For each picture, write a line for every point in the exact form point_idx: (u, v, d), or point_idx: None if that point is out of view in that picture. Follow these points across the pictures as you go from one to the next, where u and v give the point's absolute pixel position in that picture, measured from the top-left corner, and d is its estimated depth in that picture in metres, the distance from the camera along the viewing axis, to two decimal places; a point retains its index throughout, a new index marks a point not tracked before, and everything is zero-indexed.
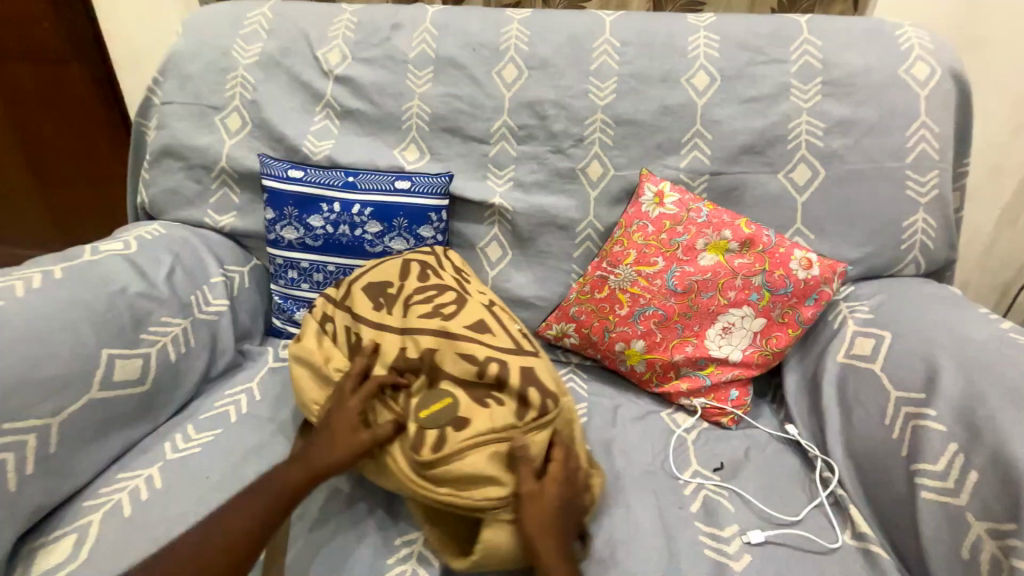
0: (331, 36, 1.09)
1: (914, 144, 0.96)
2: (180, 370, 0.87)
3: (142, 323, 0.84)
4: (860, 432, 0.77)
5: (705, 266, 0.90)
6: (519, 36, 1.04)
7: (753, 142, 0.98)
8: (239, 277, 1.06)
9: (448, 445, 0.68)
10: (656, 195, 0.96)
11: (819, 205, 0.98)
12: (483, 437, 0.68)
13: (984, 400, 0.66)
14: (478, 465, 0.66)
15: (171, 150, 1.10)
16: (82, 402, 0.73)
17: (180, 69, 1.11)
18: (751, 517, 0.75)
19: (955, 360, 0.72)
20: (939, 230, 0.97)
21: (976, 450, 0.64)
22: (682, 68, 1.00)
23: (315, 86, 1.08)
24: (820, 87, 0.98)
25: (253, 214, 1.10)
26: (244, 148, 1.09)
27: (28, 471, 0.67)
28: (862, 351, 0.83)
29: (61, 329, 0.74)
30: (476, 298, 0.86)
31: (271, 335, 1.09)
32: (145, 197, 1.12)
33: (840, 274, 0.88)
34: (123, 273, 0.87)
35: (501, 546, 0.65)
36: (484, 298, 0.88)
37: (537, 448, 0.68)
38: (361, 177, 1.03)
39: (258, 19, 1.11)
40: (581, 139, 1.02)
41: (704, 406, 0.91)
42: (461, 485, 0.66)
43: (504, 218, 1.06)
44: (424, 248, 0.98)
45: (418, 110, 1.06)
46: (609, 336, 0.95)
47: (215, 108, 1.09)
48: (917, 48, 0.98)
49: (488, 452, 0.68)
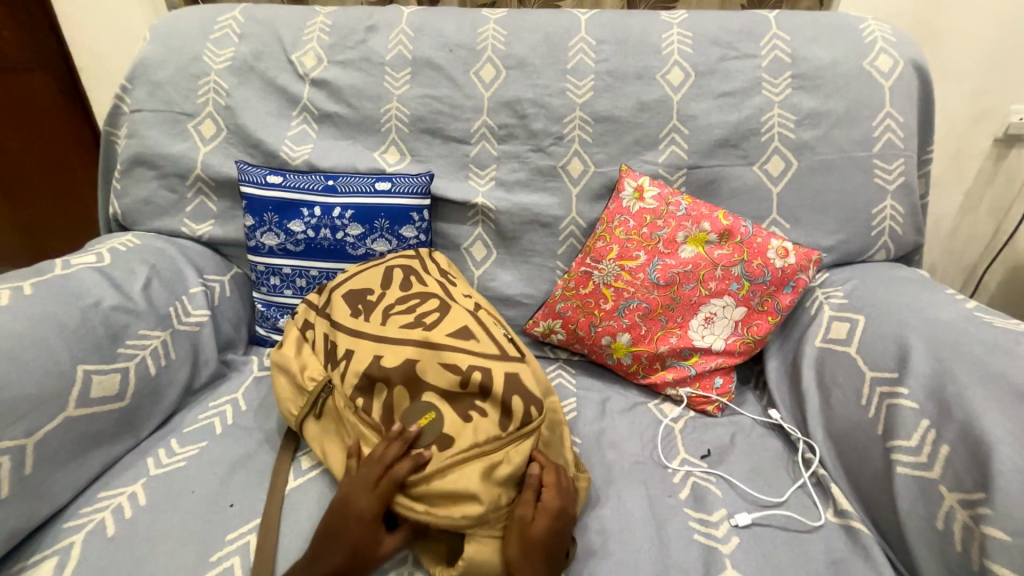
0: (305, 39, 1.07)
1: (881, 133, 1.00)
2: (161, 384, 0.85)
3: (119, 337, 0.82)
4: (838, 412, 0.80)
5: (686, 259, 0.92)
6: (495, 35, 1.05)
7: (728, 135, 1.01)
8: (219, 286, 1.04)
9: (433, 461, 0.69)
10: (636, 190, 0.98)
11: (793, 195, 1.01)
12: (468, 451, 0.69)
13: (952, 376, 0.69)
14: (461, 481, 0.67)
15: (143, 159, 1.07)
16: (58, 420, 0.71)
17: (150, 76, 1.08)
18: (738, 501, 0.77)
19: (926, 340, 0.75)
20: (906, 216, 1.01)
21: (946, 426, 0.66)
22: (657, 64, 1.02)
23: (291, 90, 1.07)
24: (790, 81, 1.01)
25: (232, 222, 1.08)
26: (219, 155, 1.07)
27: (4, 494, 0.65)
28: (838, 335, 0.86)
29: (33, 345, 0.72)
30: (460, 304, 0.86)
31: (255, 344, 1.08)
32: (117, 207, 1.09)
33: (815, 261, 0.91)
34: (97, 286, 0.85)
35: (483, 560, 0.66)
36: (469, 302, 0.88)
37: (522, 460, 0.70)
38: (341, 180, 1.02)
39: (230, 23, 1.09)
40: (561, 137, 1.03)
41: (689, 396, 0.93)
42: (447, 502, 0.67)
43: (487, 218, 1.06)
44: (408, 251, 0.98)
45: (396, 112, 1.06)
46: (596, 330, 0.96)
47: (188, 115, 1.07)
48: (880, 41, 1.01)
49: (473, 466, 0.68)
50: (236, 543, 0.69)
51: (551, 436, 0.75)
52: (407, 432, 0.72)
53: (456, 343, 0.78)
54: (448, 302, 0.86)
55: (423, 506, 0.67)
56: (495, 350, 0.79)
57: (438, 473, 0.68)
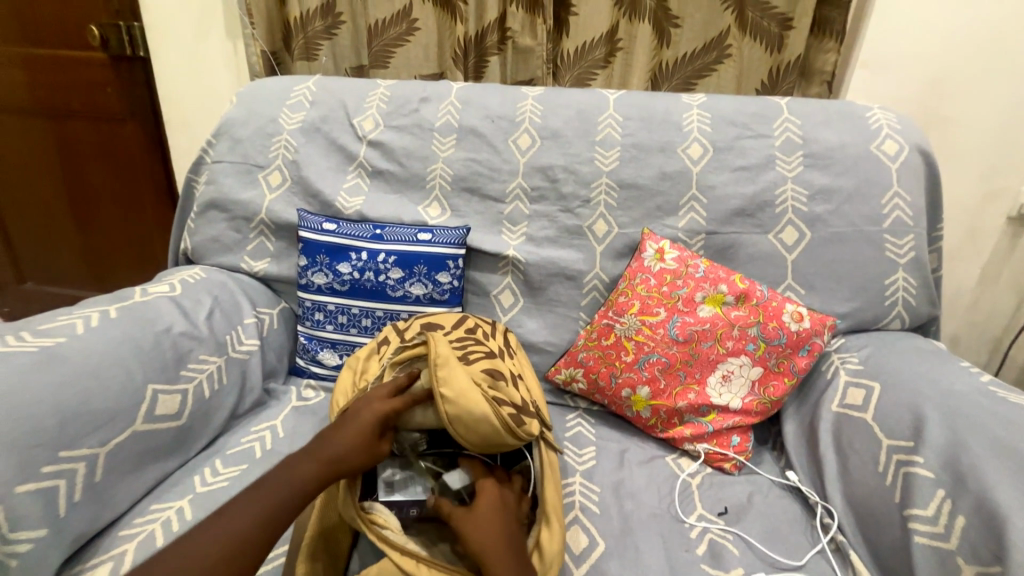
0: (367, 106, 1.23)
1: (889, 211, 1.07)
2: (212, 406, 0.93)
3: (183, 360, 0.91)
4: (857, 478, 0.82)
5: (704, 317, 0.98)
6: (533, 110, 1.18)
7: (744, 206, 1.09)
8: (269, 318, 1.13)
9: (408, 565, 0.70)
10: (657, 252, 1.05)
11: (807, 262, 1.07)
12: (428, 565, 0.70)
13: (966, 448, 0.72)
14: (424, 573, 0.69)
15: (217, 203, 1.21)
16: (126, 434, 0.79)
17: (233, 133, 1.24)
18: (755, 561, 0.78)
19: (939, 410, 0.78)
20: (919, 288, 1.05)
21: (961, 497, 0.69)
22: (678, 139, 1.13)
23: (350, 149, 1.21)
24: (802, 159, 1.10)
25: (287, 260, 1.19)
26: (283, 202, 1.20)
27: (74, 499, 0.72)
28: (854, 401, 0.88)
29: (113, 364, 0.82)
30: (489, 435, 0.77)
31: (293, 374, 1.16)
32: (188, 243, 1.23)
33: (829, 326, 0.95)
34: (169, 313, 0.96)
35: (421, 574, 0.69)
36: (495, 440, 0.78)
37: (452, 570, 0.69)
38: (388, 229, 1.13)
39: (304, 92, 1.26)
40: (588, 200, 1.13)
41: (707, 451, 0.95)
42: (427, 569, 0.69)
43: (517, 269, 1.14)
44: (488, 323, 1.05)
45: (441, 172, 1.18)
46: (616, 381, 1.01)
47: (260, 166, 1.22)
48: (885, 128, 1.11)
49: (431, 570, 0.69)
50: (273, 562, 0.77)
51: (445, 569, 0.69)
52: (365, 488, 0.81)
53: (456, 384, 0.77)
54: (535, 404, 0.90)
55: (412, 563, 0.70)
56: (485, 410, 0.76)
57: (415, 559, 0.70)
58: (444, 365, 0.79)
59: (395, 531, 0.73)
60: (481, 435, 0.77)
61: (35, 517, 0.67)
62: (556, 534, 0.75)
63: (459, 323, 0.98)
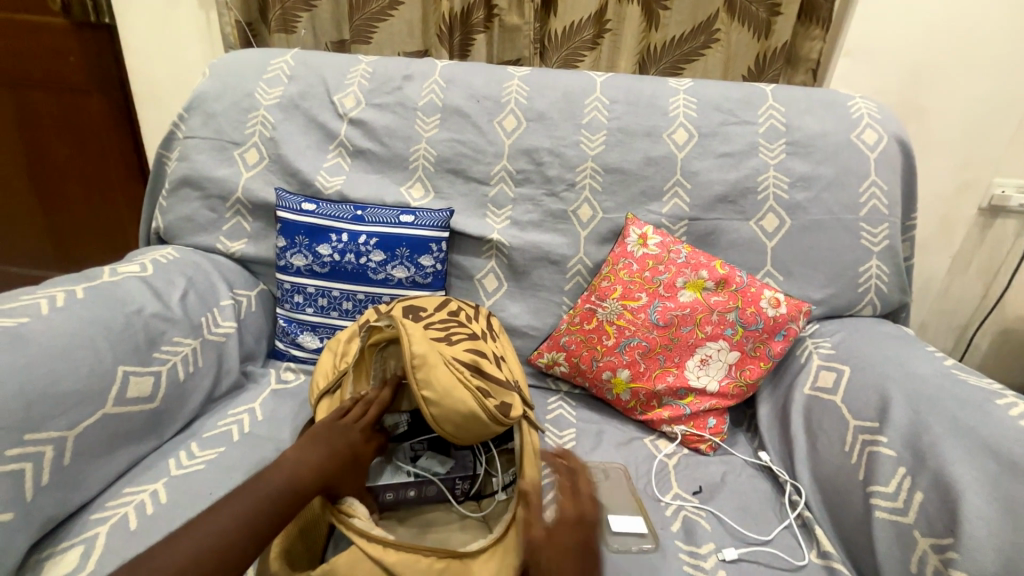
0: (347, 83, 1.19)
1: (866, 200, 1.09)
2: (187, 389, 0.91)
3: (156, 342, 0.89)
4: (824, 457, 0.85)
5: (684, 302, 0.99)
6: (519, 91, 1.16)
7: (727, 192, 1.10)
8: (246, 301, 1.11)
9: (377, 550, 0.68)
10: (640, 237, 1.05)
11: (786, 250, 1.08)
12: (401, 551, 0.69)
13: (927, 427, 0.75)
14: (397, 559, 0.68)
15: (189, 181, 1.16)
16: (97, 416, 0.77)
17: (206, 107, 1.19)
18: (726, 536, 0.81)
19: (904, 392, 0.81)
20: (892, 276, 1.08)
21: (920, 473, 0.72)
22: (664, 124, 1.12)
23: (330, 126, 1.17)
24: (784, 147, 1.11)
25: (265, 241, 1.16)
26: (259, 181, 1.16)
27: (44, 482, 0.70)
28: (825, 384, 0.91)
29: (81, 346, 0.79)
30: (474, 426, 0.78)
31: (273, 357, 1.14)
32: (160, 222, 1.18)
33: (805, 312, 0.97)
34: (141, 294, 0.93)
35: (391, 560, 0.67)
36: (481, 430, 0.79)
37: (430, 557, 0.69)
38: (369, 211, 1.11)
39: (281, 66, 1.21)
40: (573, 184, 1.13)
41: (683, 433, 0.97)
42: (399, 553, 0.68)
43: (501, 253, 1.14)
44: (469, 304, 1.04)
45: (424, 153, 1.16)
46: (597, 364, 1.02)
47: (235, 143, 1.17)
48: (866, 117, 1.12)
49: (405, 555, 0.68)
50: None
51: (415, 556, 0.68)
52: None
53: (437, 385, 0.78)
54: (518, 384, 0.91)
55: (381, 548, 0.68)
56: (472, 406, 0.78)
57: (388, 546, 0.69)
58: (422, 366, 0.79)
59: (364, 518, 0.72)
60: (475, 432, 0.79)
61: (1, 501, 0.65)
62: (534, 509, 0.75)
63: (440, 304, 0.97)
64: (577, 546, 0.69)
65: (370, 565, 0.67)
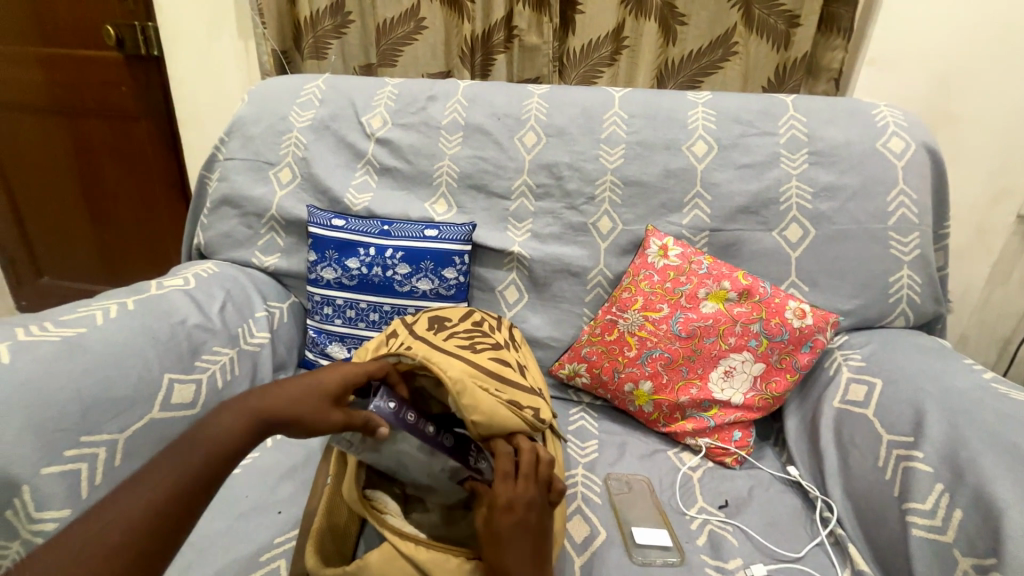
0: (375, 104, 1.25)
1: (895, 208, 1.06)
2: (224, 396, 0.96)
3: (197, 351, 0.94)
4: (857, 472, 0.83)
5: (706, 313, 0.98)
6: (538, 108, 1.19)
7: (748, 203, 1.10)
8: (279, 312, 1.16)
9: (408, 548, 0.69)
10: (660, 248, 1.06)
11: (811, 260, 1.07)
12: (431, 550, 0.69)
13: (965, 443, 0.72)
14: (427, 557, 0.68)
15: (229, 200, 1.24)
16: (144, 421, 0.82)
17: (245, 130, 1.26)
18: (754, 552, 0.79)
19: (940, 406, 0.78)
20: (924, 286, 1.05)
21: (959, 490, 0.69)
22: (683, 137, 1.13)
23: (359, 146, 1.23)
24: (807, 157, 1.10)
25: (297, 256, 1.22)
26: (292, 198, 1.22)
27: (96, 482, 0.75)
28: (856, 397, 0.89)
29: (131, 355, 0.85)
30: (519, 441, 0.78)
31: (303, 366, 1.19)
32: (201, 238, 1.26)
33: (832, 323, 0.95)
34: (184, 306, 0.99)
35: (420, 558, 0.68)
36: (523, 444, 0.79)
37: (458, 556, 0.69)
38: (395, 226, 1.15)
39: (313, 90, 1.28)
40: (592, 197, 1.14)
41: (708, 446, 0.96)
42: (428, 552, 0.69)
43: (522, 265, 1.16)
44: (491, 314, 1.07)
45: (448, 169, 1.20)
46: (619, 376, 1.02)
47: (271, 163, 1.24)
48: (892, 125, 1.11)
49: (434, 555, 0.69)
50: (284, 545, 0.80)
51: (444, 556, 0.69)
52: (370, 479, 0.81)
53: (483, 409, 0.74)
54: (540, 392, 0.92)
55: (412, 545, 0.69)
56: (518, 423, 0.76)
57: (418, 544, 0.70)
58: (463, 393, 0.75)
59: (395, 516, 0.75)
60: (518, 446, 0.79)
61: (59, 498, 0.70)
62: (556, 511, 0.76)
63: (463, 314, 1.00)
64: (522, 526, 0.65)
65: (404, 564, 0.68)
